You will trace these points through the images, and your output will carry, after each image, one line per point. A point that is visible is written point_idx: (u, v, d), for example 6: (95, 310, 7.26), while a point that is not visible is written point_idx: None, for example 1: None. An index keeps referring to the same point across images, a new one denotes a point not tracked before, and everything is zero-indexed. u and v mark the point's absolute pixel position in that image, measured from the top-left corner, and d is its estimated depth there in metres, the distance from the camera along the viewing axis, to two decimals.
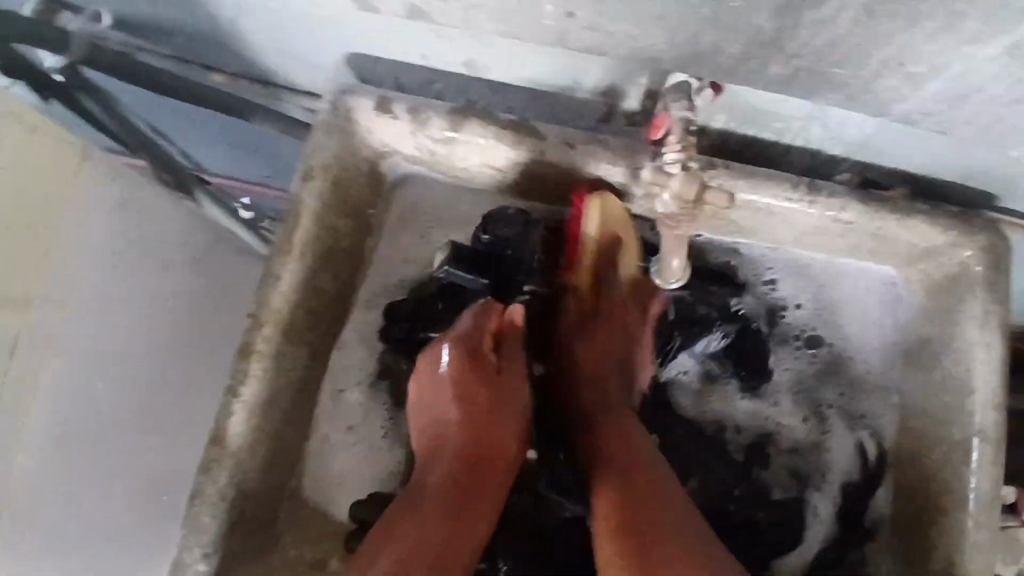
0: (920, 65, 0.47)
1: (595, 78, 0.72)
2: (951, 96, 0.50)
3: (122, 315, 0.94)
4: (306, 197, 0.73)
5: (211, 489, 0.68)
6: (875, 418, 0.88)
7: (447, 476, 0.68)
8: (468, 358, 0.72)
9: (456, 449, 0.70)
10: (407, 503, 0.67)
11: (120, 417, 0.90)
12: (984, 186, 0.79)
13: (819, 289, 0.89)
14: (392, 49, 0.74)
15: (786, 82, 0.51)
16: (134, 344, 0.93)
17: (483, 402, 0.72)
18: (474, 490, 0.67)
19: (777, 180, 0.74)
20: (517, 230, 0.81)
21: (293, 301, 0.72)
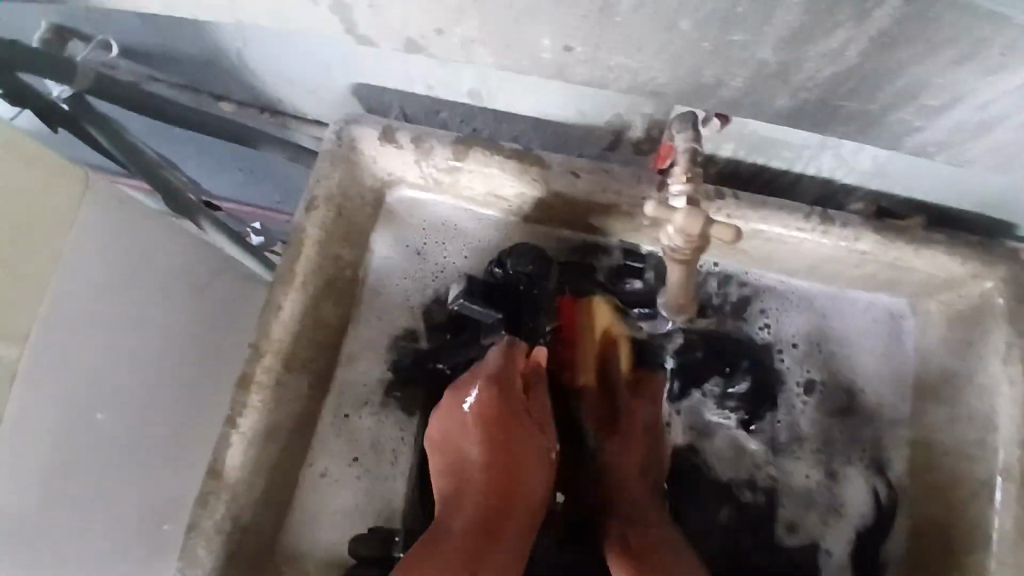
0: (935, 96, 0.45)
1: (597, 109, 0.72)
2: (966, 126, 0.48)
3: (145, 331, 0.86)
4: (309, 227, 0.72)
5: (208, 522, 0.66)
6: (886, 455, 0.85)
7: (473, 518, 0.65)
8: (496, 392, 0.70)
9: (482, 491, 0.67)
10: (428, 546, 0.63)
11: (115, 446, 0.81)
12: (1005, 216, 0.77)
13: (820, 326, 0.86)
14: (397, 77, 0.75)
15: (794, 114, 0.50)
16: (150, 363, 0.86)
17: (511, 437, 0.69)
18: (501, 536, 0.64)
19: (788, 210, 0.72)
20: (531, 262, 0.78)
21: (294, 331, 0.72)
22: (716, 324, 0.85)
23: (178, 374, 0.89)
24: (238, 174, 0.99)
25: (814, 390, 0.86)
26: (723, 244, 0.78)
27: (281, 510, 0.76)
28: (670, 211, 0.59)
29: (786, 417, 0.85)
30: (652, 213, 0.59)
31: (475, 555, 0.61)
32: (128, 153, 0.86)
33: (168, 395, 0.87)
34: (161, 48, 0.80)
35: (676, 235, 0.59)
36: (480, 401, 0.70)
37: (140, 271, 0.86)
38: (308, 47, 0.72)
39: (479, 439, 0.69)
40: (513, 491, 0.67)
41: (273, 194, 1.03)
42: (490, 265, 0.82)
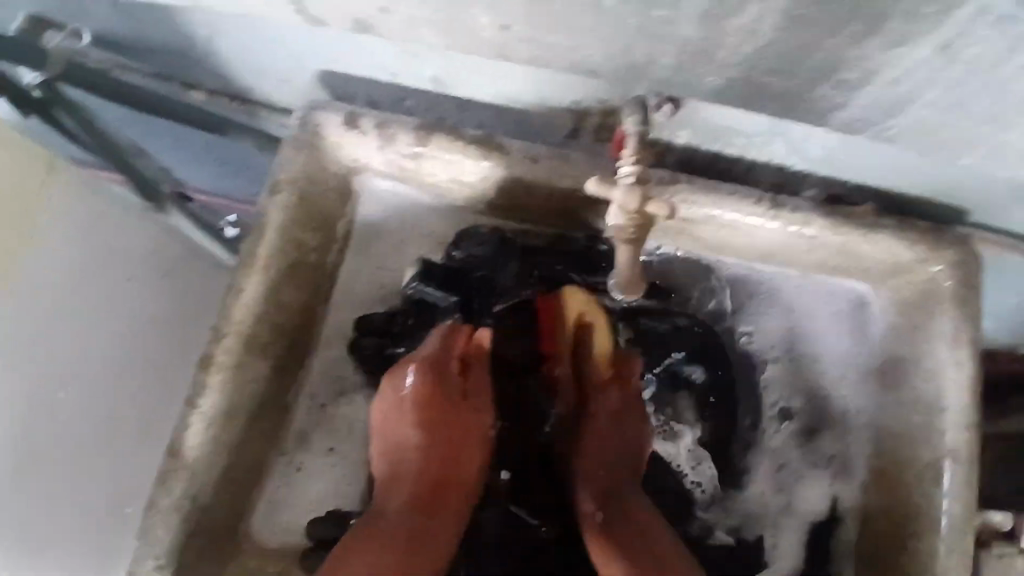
0: (852, 72, 0.49)
1: (555, 97, 0.74)
2: (886, 102, 0.51)
3: (115, 316, 0.95)
4: (272, 211, 0.74)
5: (166, 499, 0.68)
6: (851, 452, 0.84)
7: (405, 507, 0.68)
8: (432, 377, 0.72)
9: (413, 478, 0.70)
10: (360, 532, 0.66)
11: (73, 415, 0.89)
12: (956, 202, 0.78)
13: (801, 327, 0.87)
14: (360, 65, 0.76)
15: (724, 93, 0.53)
16: (124, 349, 0.94)
17: (447, 420, 0.71)
18: (431, 517, 0.68)
19: (740, 196, 0.75)
20: (487, 245, 0.83)
21: (258, 313, 0.73)
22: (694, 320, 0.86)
23: (149, 361, 0.95)
24: (211, 167, 1.00)
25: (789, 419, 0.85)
26: (681, 231, 0.80)
27: (245, 493, 0.76)
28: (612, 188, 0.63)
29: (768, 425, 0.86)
30: (594, 188, 0.63)
31: (405, 543, 0.65)
32: (99, 143, 0.89)
33: (140, 381, 0.94)
34: (130, 35, 0.79)
35: (617, 212, 0.63)
36: (417, 384, 0.71)
37: (119, 257, 0.97)
38: (273, 35, 0.74)
39: (416, 422, 0.71)
40: (444, 478, 0.70)
41: (246, 185, 1.03)
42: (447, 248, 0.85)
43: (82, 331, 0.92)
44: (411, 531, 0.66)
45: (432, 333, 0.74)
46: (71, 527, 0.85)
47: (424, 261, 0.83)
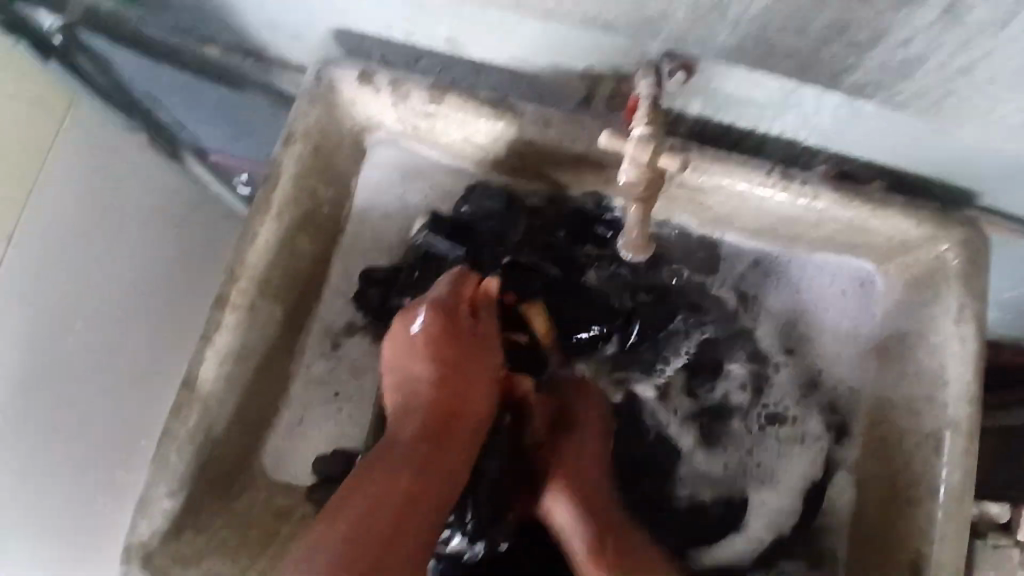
0: (862, 31, 0.51)
1: (569, 61, 0.74)
2: (898, 62, 0.54)
3: (124, 262, 0.98)
4: (286, 160, 0.75)
5: (181, 430, 0.70)
6: (844, 423, 0.88)
7: (419, 436, 0.70)
8: (444, 318, 0.74)
9: (427, 410, 0.71)
10: (376, 457, 0.68)
11: (87, 360, 0.92)
12: (967, 183, 0.78)
13: (801, 307, 0.90)
14: (376, 23, 0.77)
15: (733, 51, 0.56)
16: (134, 295, 0.98)
17: (457, 359, 0.74)
18: (445, 447, 0.69)
19: (750, 166, 0.75)
20: (496, 202, 0.85)
21: (270, 259, 0.75)
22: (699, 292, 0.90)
23: (158, 312, 0.99)
24: (227, 131, 1.00)
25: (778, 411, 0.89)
26: (689, 200, 0.81)
27: (257, 431, 0.80)
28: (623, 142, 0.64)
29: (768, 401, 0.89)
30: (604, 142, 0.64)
31: (419, 468, 0.67)
32: (123, 99, 0.96)
33: (148, 329, 0.98)
34: None
35: (629, 165, 0.63)
36: (428, 325, 0.74)
37: (122, 204, 1.01)
38: None
39: (428, 358, 0.73)
40: (458, 411, 0.72)
41: (256, 146, 1.02)
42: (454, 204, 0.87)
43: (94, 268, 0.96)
44: (426, 458, 0.68)
45: (442, 279, 0.77)
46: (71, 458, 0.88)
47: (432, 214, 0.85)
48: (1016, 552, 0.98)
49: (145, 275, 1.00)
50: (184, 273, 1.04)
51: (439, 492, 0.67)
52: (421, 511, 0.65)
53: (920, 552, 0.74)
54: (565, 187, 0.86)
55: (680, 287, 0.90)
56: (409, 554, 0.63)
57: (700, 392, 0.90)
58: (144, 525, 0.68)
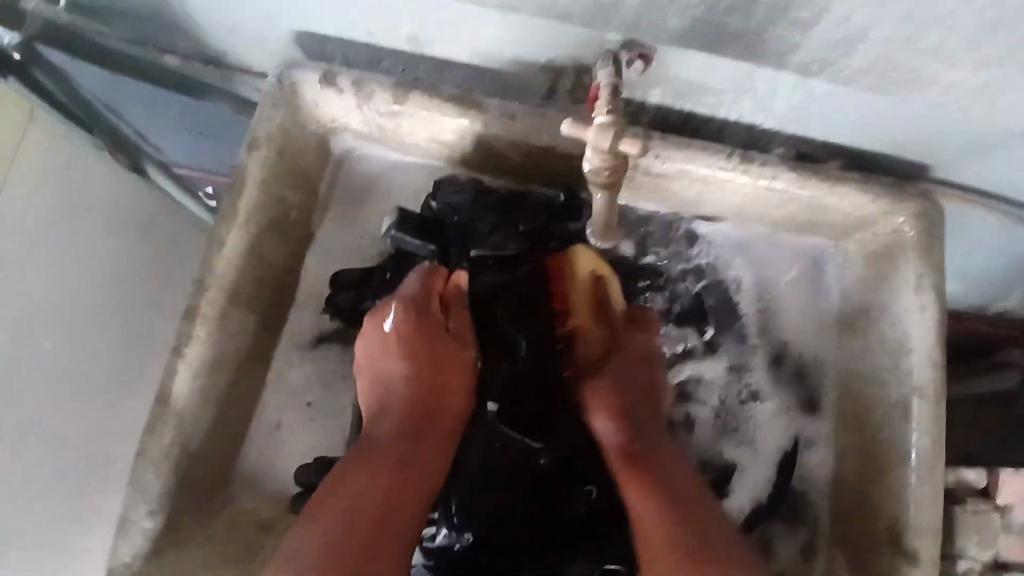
0: (805, 11, 0.53)
1: (530, 54, 0.75)
2: (840, 39, 0.56)
3: (88, 272, 0.95)
4: (252, 166, 0.75)
5: (155, 448, 0.69)
6: (818, 399, 0.89)
7: (397, 436, 0.70)
8: (415, 316, 0.75)
9: (404, 410, 0.72)
10: (356, 459, 0.69)
11: (49, 377, 0.89)
12: (919, 157, 0.81)
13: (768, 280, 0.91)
14: (336, 23, 0.77)
15: (687, 33, 0.58)
16: (100, 304, 0.94)
17: (429, 356, 0.75)
18: (423, 443, 0.70)
19: (711, 150, 0.77)
20: (466, 194, 0.84)
21: (240, 267, 0.74)
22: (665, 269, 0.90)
23: (129, 311, 0.95)
24: (191, 137, 0.98)
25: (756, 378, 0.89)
26: (655, 188, 0.83)
27: (236, 443, 0.79)
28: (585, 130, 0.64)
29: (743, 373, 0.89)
30: (567, 130, 0.64)
31: (398, 465, 0.68)
32: (86, 113, 0.94)
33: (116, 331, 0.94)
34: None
35: (592, 153, 0.64)
36: (399, 324, 0.75)
37: (87, 210, 0.98)
38: None
39: (400, 357, 0.74)
40: (433, 407, 0.73)
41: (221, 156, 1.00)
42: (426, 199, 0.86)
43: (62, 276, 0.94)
44: (405, 458, 0.68)
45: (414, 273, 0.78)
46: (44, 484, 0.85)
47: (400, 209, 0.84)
48: (994, 515, 1.04)
49: (107, 292, 0.95)
50: (154, 268, 0.98)
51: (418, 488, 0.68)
52: (404, 510, 0.66)
53: (899, 517, 0.76)
54: (532, 180, 0.87)
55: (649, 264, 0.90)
56: (393, 555, 0.63)
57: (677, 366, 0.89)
58: (123, 546, 0.67)
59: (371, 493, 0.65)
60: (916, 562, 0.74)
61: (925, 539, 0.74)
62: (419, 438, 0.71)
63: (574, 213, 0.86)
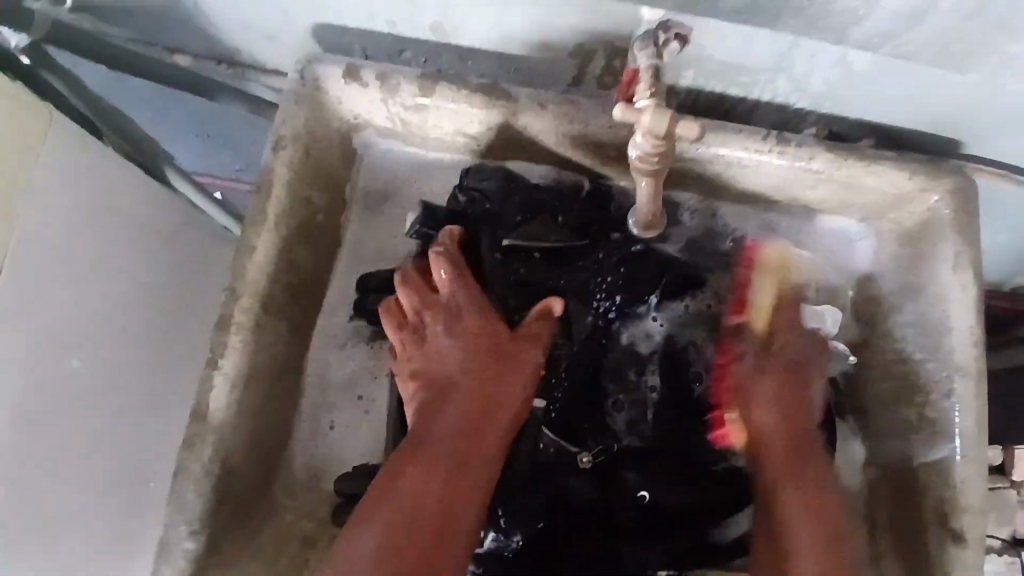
0: None
1: (560, 39, 0.73)
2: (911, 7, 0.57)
3: (113, 282, 0.89)
4: (278, 166, 0.72)
5: (195, 464, 0.66)
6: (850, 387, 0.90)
7: (452, 427, 0.68)
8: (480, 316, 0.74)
9: (458, 400, 0.69)
10: (413, 450, 0.66)
11: (87, 401, 0.84)
12: (951, 133, 0.80)
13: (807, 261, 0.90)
14: (358, 14, 0.75)
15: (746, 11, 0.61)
16: (126, 314, 0.91)
17: (490, 356, 0.72)
18: (481, 446, 0.67)
19: (748, 132, 0.75)
20: (494, 178, 0.82)
21: (271, 272, 0.72)
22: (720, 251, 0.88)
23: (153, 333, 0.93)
24: (197, 141, 1.01)
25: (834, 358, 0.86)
26: (686, 172, 0.81)
27: (272, 455, 0.77)
28: (636, 114, 0.62)
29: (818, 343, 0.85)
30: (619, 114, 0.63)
31: (454, 470, 0.65)
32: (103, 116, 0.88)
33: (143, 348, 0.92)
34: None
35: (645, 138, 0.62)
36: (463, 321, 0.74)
37: (117, 211, 0.91)
38: None
39: (463, 352, 0.72)
40: (492, 405, 0.70)
41: (233, 162, 1.04)
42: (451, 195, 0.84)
43: (84, 291, 0.86)
44: (460, 452, 0.66)
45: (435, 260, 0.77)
46: (76, 507, 0.82)
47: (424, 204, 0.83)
48: (1012, 490, 1.17)
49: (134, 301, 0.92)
50: (174, 289, 0.97)
51: (472, 493, 0.65)
52: (462, 506, 0.64)
53: (946, 497, 0.75)
54: (561, 167, 0.85)
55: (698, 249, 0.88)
56: (453, 552, 0.61)
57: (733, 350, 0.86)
58: (167, 569, 0.65)
59: (421, 499, 0.63)
60: (962, 541, 0.74)
61: (970, 517, 0.74)
62: (478, 441, 0.67)
63: (605, 202, 0.85)
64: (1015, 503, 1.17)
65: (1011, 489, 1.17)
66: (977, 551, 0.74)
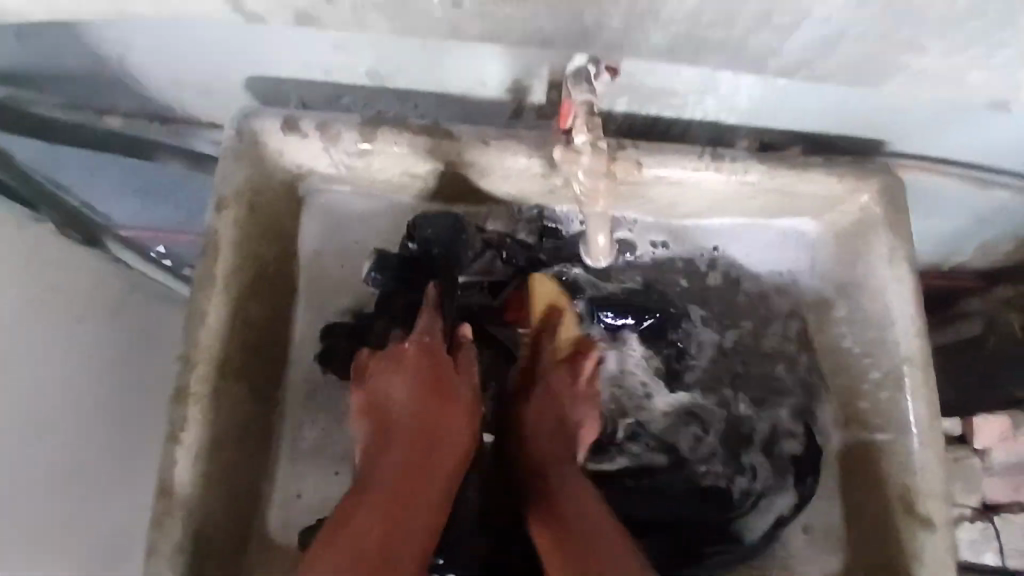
0: (786, 17, 0.58)
1: (497, 76, 0.74)
2: (818, 40, 0.60)
3: (65, 361, 0.88)
4: (221, 228, 0.71)
5: (165, 543, 0.65)
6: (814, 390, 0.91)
7: (395, 466, 0.68)
8: (423, 355, 0.75)
9: (404, 442, 0.70)
10: (357, 493, 0.66)
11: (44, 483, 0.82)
12: (874, 134, 0.84)
13: (755, 261, 0.93)
14: (292, 66, 0.75)
15: (670, 49, 0.63)
16: (79, 387, 0.89)
17: (428, 392, 0.73)
18: (419, 480, 0.67)
19: (684, 152, 0.77)
20: (441, 226, 0.82)
21: (226, 335, 0.71)
22: (672, 270, 0.92)
23: (114, 415, 0.92)
24: (134, 198, 0.96)
25: (790, 369, 0.91)
26: (630, 196, 0.83)
27: (244, 520, 0.75)
28: (577, 155, 0.69)
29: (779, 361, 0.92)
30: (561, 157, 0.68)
31: (390, 507, 0.64)
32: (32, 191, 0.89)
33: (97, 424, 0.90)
34: (38, 63, 0.74)
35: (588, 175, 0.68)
36: (410, 359, 0.75)
37: (63, 286, 0.91)
38: (194, 42, 0.71)
39: (404, 387, 0.73)
40: (430, 440, 0.70)
41: (172, 215, 0.99)
42: (403, 240, 0.84)
43: (44, 356, 0.86)
44: (400, 492, 0.66)
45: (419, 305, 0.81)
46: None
47: (377, 250, 0.83)
48: (972, 457, 1.23)
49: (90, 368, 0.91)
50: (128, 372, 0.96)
51: (408, 534, 0.64)
52: (402, 545, 0.63)
53: (909, 486, 0.78)
54: (504, 204, 0.86)
55: (654, 263, 0.92)
56: None
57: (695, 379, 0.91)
58: None
59: (361, 545, 0.61)
60: (931, 526, 0.76)
61: (934, 501, 0.77)
62: (416, 477, 0.67)
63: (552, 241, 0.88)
64: (975, 469, 1.23)
65: (972, 456, 1.23)
66: (947, 533, 0.76)
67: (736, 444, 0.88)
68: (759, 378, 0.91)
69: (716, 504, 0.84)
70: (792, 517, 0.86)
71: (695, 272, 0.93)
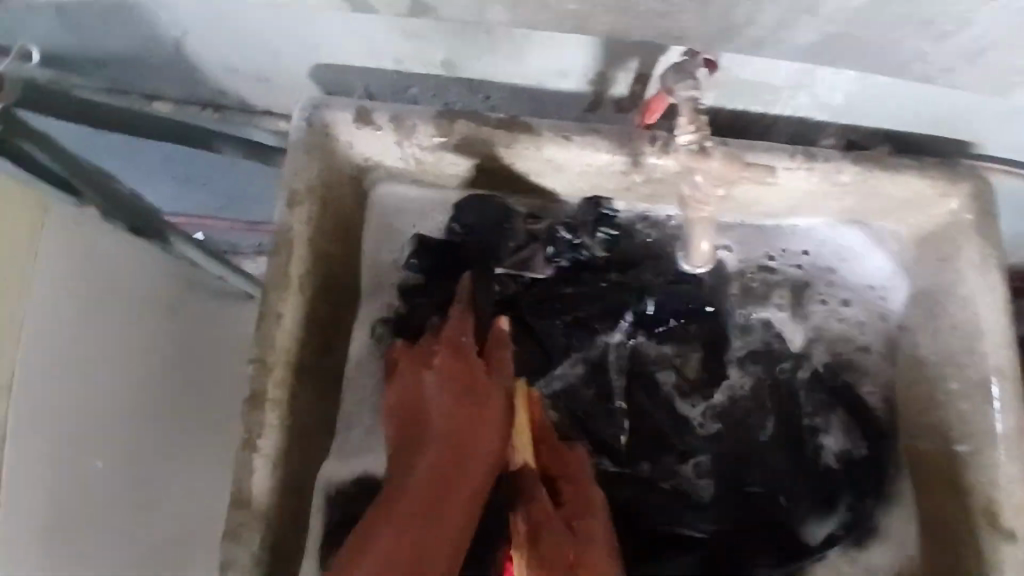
0: (948, 22, 0.55)
1: (582, 68, 0.70)
2: (974, 46, 0.58)
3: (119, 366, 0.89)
4: (294, 225, 0.68)
5: (244, 554, 0.62)
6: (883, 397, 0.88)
7: (424, 473, 0.65)
8: (454, 352, 0.71)
9: (437, 447, 0.66)
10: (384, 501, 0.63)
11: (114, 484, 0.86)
12: (968, 135, 0.79)
13: (834, 266, 0.89)
14: (365, 54, 0.70)
15: (809, 52, 0.59)
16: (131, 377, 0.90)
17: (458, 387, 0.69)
18: (454, 487, 0.64)
19: (775, 151, 0.73)
20: (482, 211, 0.80)
21: (295, 338, 0.68)
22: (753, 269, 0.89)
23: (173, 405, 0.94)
24: (173, 185, 0.95)
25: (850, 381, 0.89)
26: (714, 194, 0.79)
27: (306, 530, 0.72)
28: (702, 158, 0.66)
29: (860, 380, 0.89)
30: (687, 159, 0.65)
31: (419, 517, 0.62)
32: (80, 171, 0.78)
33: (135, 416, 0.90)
34: (85, 47, 0.71)
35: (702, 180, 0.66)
36: (445, 354, 0.71)
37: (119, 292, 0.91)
38: (263, 27, 0.67)
39: (435, 383, 0.69)
40: (461, 444, 0.66)
41: (212, 202, 1.00)
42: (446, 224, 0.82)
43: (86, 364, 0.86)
44: (433, 502, 0.63)
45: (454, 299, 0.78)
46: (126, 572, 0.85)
47: (419, 237, 0.81)
48: None
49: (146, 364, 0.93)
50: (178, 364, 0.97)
51: (439, 547, 0.61)
52: (434, 555, 0.61)
53: (994, 496, 0.75)
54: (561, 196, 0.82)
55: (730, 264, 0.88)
56: None
57: (757, 384, 0.88)
58: None
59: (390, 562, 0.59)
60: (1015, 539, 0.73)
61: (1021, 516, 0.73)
62: (449, 482, 0.64)
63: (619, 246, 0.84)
64: None
65: None
66: None
67: (791, 450, 0.85)
68: (823, 387, 0.88)
69: (751, 507, 0.84)
70: (845, 535, 0.84)
71: (773, 275, 0.89)
